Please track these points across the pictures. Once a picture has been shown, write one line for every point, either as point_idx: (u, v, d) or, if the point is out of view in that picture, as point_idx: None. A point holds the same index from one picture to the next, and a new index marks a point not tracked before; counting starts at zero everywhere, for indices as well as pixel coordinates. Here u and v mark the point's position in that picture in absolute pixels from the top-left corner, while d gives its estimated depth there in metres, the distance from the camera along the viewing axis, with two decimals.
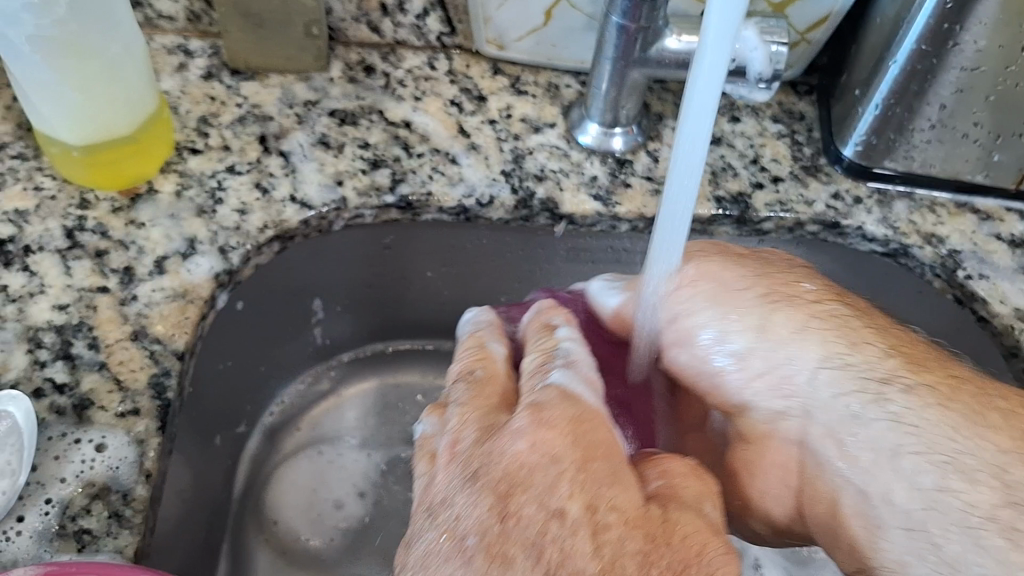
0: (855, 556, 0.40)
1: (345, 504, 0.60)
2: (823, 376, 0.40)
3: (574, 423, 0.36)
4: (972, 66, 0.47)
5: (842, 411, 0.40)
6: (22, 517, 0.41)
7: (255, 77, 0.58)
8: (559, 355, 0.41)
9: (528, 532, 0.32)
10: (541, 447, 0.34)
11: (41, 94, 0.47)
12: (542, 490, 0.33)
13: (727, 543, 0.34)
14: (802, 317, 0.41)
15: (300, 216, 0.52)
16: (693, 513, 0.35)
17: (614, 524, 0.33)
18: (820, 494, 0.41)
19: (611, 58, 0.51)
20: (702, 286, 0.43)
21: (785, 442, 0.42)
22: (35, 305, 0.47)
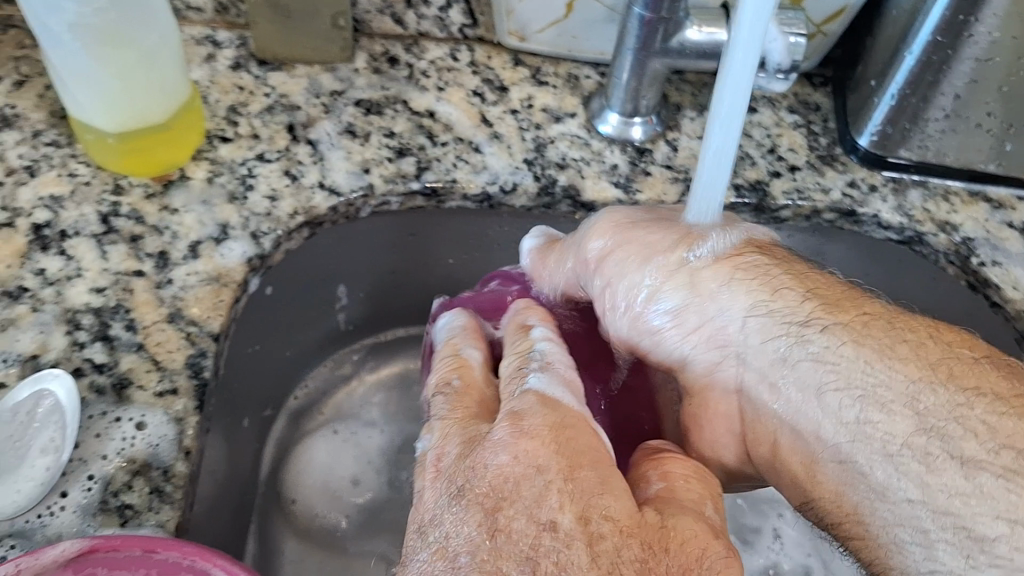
0: (797, 490, 0.41)
1: (361, 480, 0.61)
2: (753, 324, 0.42)
3: (556, 431, 0.37)
4: (986, 57, 0.48)
5: (773, 355, 0.41)
6: (65, 493, 0.42)
7: (282, 68, 0.59)
8: (535, 357, 0.43)
9: (520, 544, 0.33)
10: (525, 460, 0.36)
11: (80, 82, 0.48)
12: (530, 503, 0.34)
13: (726, 545, 0.35)
14: (726, 269, 0.43)
15: (329, 202, 0.54)
16: (688, 516, 0.36)
17: (608, 533, 0.33)
18: (761, 436, 0.42)
19: (633, 48, 0.53)
20: (630, 250, 0.45)
21: (723, 391, 0.43)
22: (73, 288, 0.49)
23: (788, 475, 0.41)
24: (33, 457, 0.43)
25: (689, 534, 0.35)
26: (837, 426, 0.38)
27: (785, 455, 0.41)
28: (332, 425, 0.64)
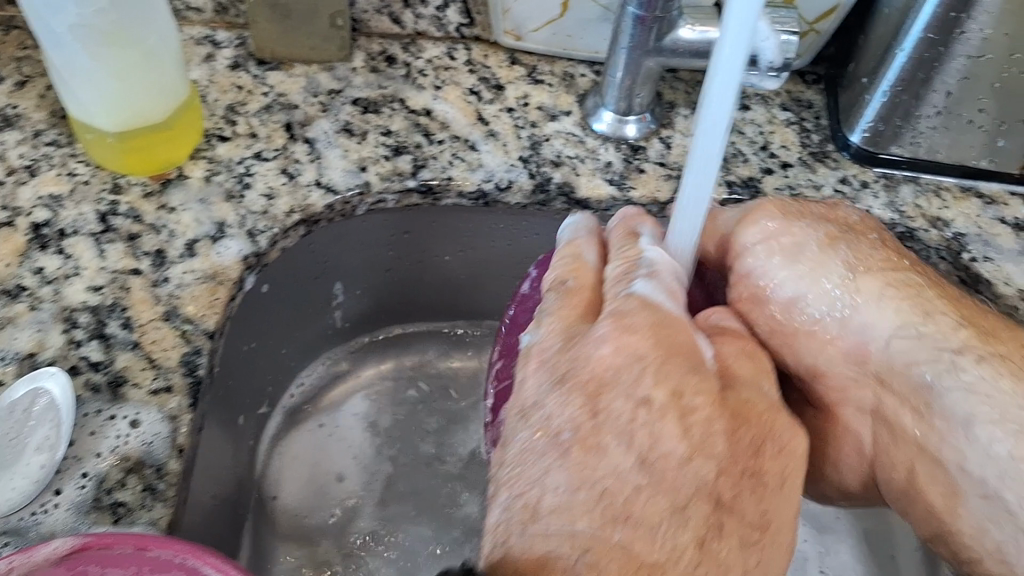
0: (930, 519, 0.43)
1: (347, 477, 0.62)
2: (897, 344, 0.41)
3: (654, 327, 0.39)
4: (978, 54, 0.48)
5: (916, 380, 0.41)
6: (59, 491, 0.43)
7: (280, 67, 0.60)
8: (643, 263, 0.42)
9: (620, 420, 0.36)
10: (625, 349, 0.38)
11: (80, 82, 0.49)
12: (628, 385, 0.37)
13: (792, 417, 0.39)
14: (878, 283, 0.42)
15: (324, 200, 0.54)
16: (756, 390, 0.39)
17: (700, 406, 0.37)
18: (900, 462, 0.43)
19: (627, 48, 0.53)
20: (782, 242, 0.44)
21: (857, 409, 0.44)
22: (71, 286, 0.49)
23: (921, 506, 0.43)
24: (29, 455, 0.44)
25: (768, 409, 0.38)
26: (982, 460, 0.39)
27: (922, 484, 0.42)
28: (323, 420, 0.64)
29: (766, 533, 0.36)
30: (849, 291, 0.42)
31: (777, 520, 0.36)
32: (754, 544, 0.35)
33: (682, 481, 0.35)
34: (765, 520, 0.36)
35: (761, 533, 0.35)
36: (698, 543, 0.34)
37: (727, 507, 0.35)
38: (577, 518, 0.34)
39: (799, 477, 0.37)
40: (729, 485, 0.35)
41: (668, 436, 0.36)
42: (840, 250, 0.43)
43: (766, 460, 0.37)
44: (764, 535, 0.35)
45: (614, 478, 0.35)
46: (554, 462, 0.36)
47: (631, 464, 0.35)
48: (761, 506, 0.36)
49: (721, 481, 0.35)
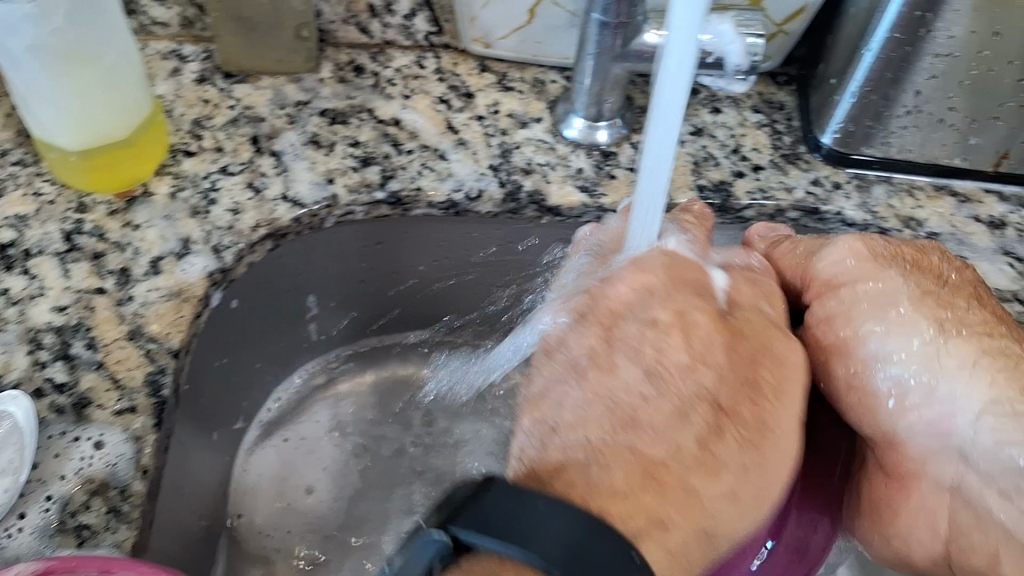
0: None
1: (316, 490, 0.62)
2: (987, 421, 0.38)
3: (667, 269, 0.44)
4: (945, 52, 0.48)
5: (1005, 461, 0.37)
6: (23, 515, 0.43)
7: (247, 80, 0.60)
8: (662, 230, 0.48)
9: (630, 342, 0.41)
10: (639, 287, 0.43)
11: (41, 103, 0.48)
12: (638, 313, 0.42)
13: (789, 334, 0.43)
14: (973, 350, 0.39)
15: (291, 213, 0.54)
16: (755, 312, 0.43)
17: (700, 325, 0.41)
18: (980, 546, 0.39)
19: (593, 54, 0.53)
20: (866, 288, 0.42)
21: (936, 483, 0.40)
22: (35, 307, 0.49)
23: None
24: None
25: (776, 351, 0.41)
26: None
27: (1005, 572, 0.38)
28: (287, 434, 0.64)
29: (769, 441, 0.39)
30: (937, 351, 0.39)
31: (780, 429, 0.39)
32: (751, 447, 0.39)
33: (686, 392, 0.40)
34: (765, 428, 0.39)
35: (763, 438, 0.39)
36: (698, 447, 0.38)
37: (728, 416, 0.39)
38: (590, 430, 0.39)
39: (798, 393, 0.40)
40: (730, 396, 0.40)
41: (671, 352, 0.41)
42: (930, 307, 0.41)
43: (773, 373, 0.40)
44: (768, 442, 0.39)
45: (626, 393, 0.40)
46: (573, 385, 0.41)
47: (639, 377, 0.40)
48: (762, 415, 0.39)
49: (721, 394, 0.40)
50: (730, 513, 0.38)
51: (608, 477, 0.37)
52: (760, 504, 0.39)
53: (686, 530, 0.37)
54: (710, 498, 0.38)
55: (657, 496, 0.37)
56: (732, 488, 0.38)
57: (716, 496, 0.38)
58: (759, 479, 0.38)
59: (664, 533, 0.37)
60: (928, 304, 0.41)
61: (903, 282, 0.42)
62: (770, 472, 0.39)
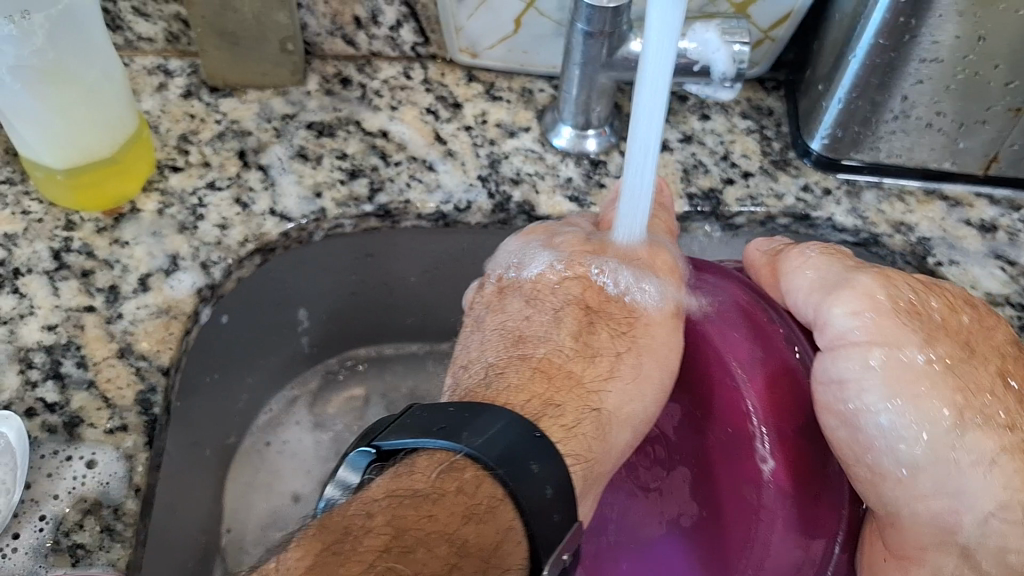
0: None
1: (302, 498, 0.60)
2: (995, 523, 0.37)
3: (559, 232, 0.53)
4: (931, 56, 0.48)
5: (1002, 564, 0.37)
6: (17, 534, 0.43)
7: (233, 94, 0.59)
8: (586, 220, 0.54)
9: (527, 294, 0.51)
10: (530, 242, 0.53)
11: (24, 123, 0.48)
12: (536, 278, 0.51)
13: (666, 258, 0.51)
14: (992, 446, 0.38)
15: (280, 228, 0.54)
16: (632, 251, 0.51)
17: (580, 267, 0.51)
18: None
19: (580, 63, 0.53)
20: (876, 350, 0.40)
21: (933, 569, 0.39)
22: (25, 326, 0.49)
23: None
24: None
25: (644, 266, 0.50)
26: None
27: None
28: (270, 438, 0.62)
29: (638, 331, 0.49)
30: (953, 435, 0.38)
31: (649, 315, 0.49)
32: (626, 327, 0.49)
33: (558, 303, 0.50)
34: (633, 316, 0.49)
35: (631, 326, 0.49)
36: (576, 341, 0.48)
37: (602, 310, 0.50)
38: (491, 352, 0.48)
39: (674, 296, 0.50)
40: (596, 298, 0.50)
41: (546, 283, 0.51)
42: (948, 380, 0.39)
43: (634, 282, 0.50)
44: (637, 328, 0.49)
45: (520, 320, 0.50)
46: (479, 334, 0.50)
47: (526, 308, 0.50)
48: (633, 310, 0.49)
49: (589, 296, 0.50)
50: (612, 391, 0.46)
51: (511, 375, 0.46)
52: (643, 380, 0.47)
53: (576, 407, 0.45)
54: (591, 380, 0.47)
55: (551, 385, 0.46)
56: (609, 369, 0.47)
57: (597, 376, 0.47)
58: (631, 357, 0.48)
59: (557, 412, 0.44)
60: (949, 375, 0.39)
61: (916, 342, 0.40)
62: (646, 351, 0.48)
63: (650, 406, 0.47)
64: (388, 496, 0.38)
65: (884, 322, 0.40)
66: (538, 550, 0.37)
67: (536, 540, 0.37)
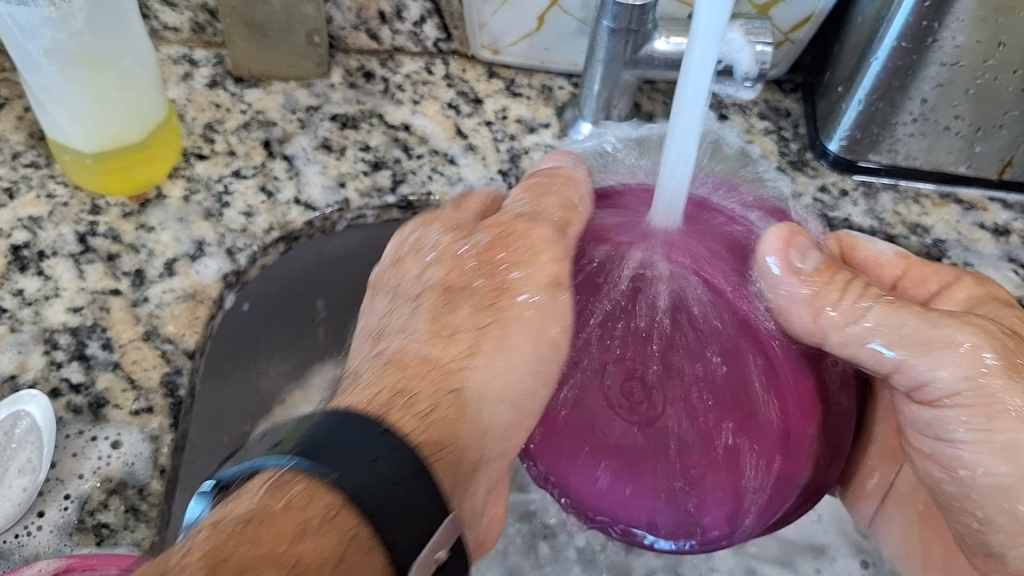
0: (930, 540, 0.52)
1: None
2: None
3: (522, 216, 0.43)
4: (951, 61, 0.49)
5: None
6: (42, 512, 0.43)
7: (258, 85, 0.60)
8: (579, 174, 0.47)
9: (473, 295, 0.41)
10: (492, 230, 0.43)
11: (57, 104, 0.49)
12: (485, 265, 0.42)
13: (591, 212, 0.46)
14: None
15: (304, 217, 0.54)
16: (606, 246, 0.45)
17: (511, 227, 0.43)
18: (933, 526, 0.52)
19: (604, 60, 0.53)
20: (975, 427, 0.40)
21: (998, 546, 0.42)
22: (50, 308, 0.49)
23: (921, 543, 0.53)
24: (11, 477, 0.44)
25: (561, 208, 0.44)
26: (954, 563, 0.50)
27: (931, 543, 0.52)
28: None
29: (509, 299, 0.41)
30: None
31: (520, 283, 0.41)
32: (500, 289, 0.41)
33: (422, 288, 0.42)
34: (497, 270, 0.42)
35: (497, 295, 0.41)
36: (430, 325, 0.40)
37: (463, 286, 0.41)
38: (413, 347, 0.39)
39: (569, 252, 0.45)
40: (468, 277, 0.42)
41: (414, 267, 0.44)
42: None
43: (493, 249, 0.42)
44: (503, 298, 0.41)
45: (464, 332, 0.40)
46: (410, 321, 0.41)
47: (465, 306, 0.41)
48: (498, 274, 0.42)
49: (452, 275, 0.42)
50: (476, 368, 0.39)
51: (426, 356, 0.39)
52: (511, 348, 0.40)
53: (430, 389, 0.38)
54: (451, 360, 0.39)
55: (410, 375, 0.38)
56: (470, 345, 0.40)
57: (456, 356, 0.39)
58: (521, 338, 0.41)
59: (408, 401, 0.37)
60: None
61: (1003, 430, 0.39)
62: (510, 320, 0.41)
63: (522, 378, 0.41)
64: (212, 526, 0.30)
65: (974, 389, 0.40)
66: (398, 553, 0.31)
67: (392, 543, 0.30)
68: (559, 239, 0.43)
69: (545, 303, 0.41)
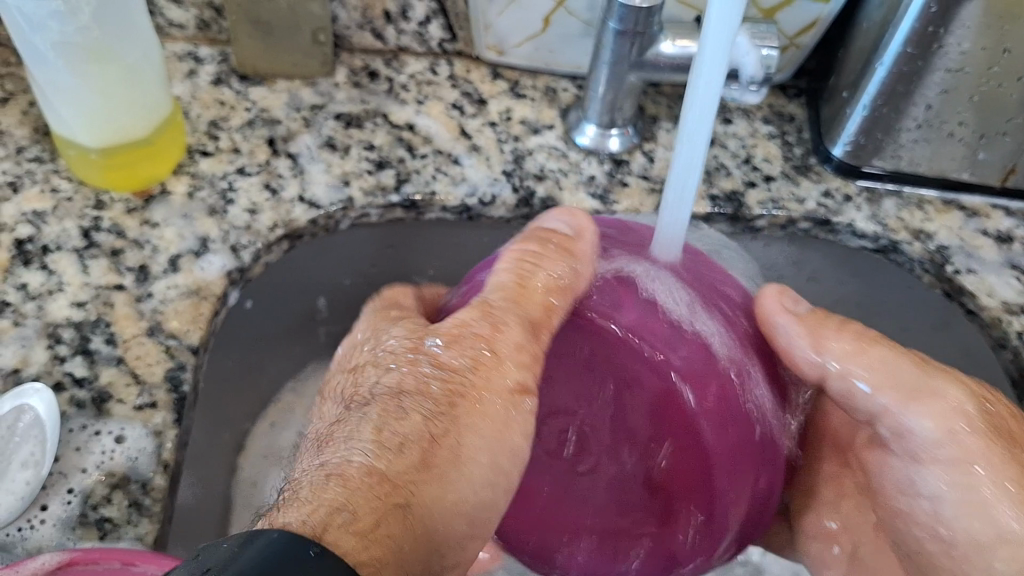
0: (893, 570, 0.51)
1: None
2: None
3: (516, 293, 0.43)
4: (956, 67, 0.49)
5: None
6: (45, 506, 0.43)
7: (263, 82, 0.60)
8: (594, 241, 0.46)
9: (411, 423, 0.38)
10: (464, 326, 0.42)
11: (63, 99, 0.49)
12: (473, 379, 0.41)
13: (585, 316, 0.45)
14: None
15: (308, 215, 0.54)
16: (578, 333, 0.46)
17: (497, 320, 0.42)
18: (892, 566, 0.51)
19: (609, 62, 0.53)
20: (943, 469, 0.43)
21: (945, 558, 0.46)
22: (54, 302, 0.49)
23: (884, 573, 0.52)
24: (15, 471, 0.43)
25: (541, 291, 0.43)
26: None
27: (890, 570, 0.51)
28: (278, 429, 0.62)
29: (474, 406, 0.40)
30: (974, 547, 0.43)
31: (485, 393, 0.40)
32: (446, 404, 0.40)
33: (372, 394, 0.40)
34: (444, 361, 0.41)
35: (451, 404, 0.40)
36: (376, 433, 0.38)
37: (418, 391, 0.40)
38: (350, 479, 0.35)
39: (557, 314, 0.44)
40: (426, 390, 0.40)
41: (365, 375, 0.42)
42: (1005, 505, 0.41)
43: (452, 360, 0.41)
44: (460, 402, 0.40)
45: (416, 435, 0.38)
46: (357, 445, 0.37)
47: (424, 420, 0.39)
48: (456, 385, 0.40)
49: (405, 382, 0.40)
50: (449, 475, 0.39)
51: (358, 466, 0.36)
52: (465, 458, 0.39)
53: (372, 503, 0.35)
54: (402, 473, 0.37)
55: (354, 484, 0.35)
56: (422, 457, 0.38)
57: (409, 468, 0.37)
58: (490, 438, 0.40)
59: (347, 518, 0.34)
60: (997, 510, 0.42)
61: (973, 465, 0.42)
62: (465, 428, 0.39)
63: (479, 492, 0.40)
64: None
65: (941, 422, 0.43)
66: None
67: None
68: (530, 341, 0.42)
69: (505, 408, 0.41)
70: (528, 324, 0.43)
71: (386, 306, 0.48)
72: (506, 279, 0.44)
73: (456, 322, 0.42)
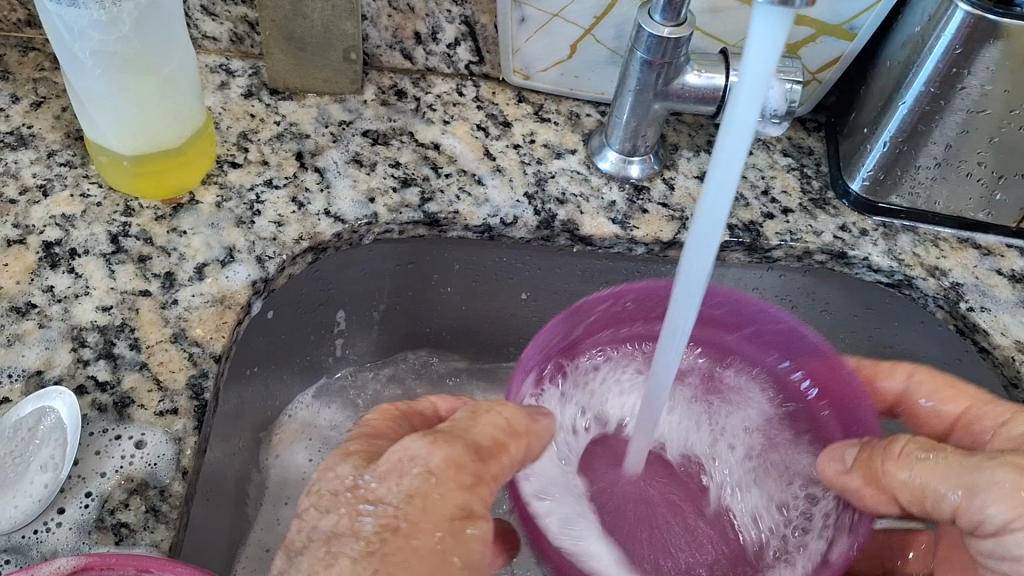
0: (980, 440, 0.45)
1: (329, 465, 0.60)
2: None
3: (445, 466, 0.37)
4: (977, 108, 0.50)
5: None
6: (63, 509, 0.43)
7: (293, 97, 0.62)
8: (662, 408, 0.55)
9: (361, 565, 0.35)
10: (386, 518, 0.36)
11: (98, 106, 0.49)
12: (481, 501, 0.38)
13: (495, 424, 0.40)
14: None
15: (333, 229, 0.55)
16: (463, 442, 0.38)
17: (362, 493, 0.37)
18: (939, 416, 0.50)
19: (634, 91, 0.54)
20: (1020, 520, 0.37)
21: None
22: (80, 306, 0.50)
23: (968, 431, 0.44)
24: (33, 473, 0.44)
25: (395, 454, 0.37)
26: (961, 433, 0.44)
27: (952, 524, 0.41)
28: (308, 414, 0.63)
29: (406, 540, 0.35)
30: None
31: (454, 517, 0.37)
32: (389, 531, 0.35)
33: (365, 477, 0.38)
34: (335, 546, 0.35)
35: (383, 541, 0.35)
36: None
37: (351, 533, 0.36)
38: None
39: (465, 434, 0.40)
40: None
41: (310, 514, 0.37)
42: None
43: (387, 491, 0.36)
44: (396, 541, 0.35)
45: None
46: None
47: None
48: (389, 519, 0.36)
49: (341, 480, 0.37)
50: None
51: None
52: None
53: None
54: None
55: None
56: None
57: None
58: None
59: None
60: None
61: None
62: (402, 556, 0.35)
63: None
64: None
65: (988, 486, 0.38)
66: None
67: None
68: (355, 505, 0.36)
69: (444, 535, 0.36)
70: (475, 448, 0.38)
71: (509, 428, 0.40)
72: (414, 446, 0.37)
73: (399, 450, 0.37)
